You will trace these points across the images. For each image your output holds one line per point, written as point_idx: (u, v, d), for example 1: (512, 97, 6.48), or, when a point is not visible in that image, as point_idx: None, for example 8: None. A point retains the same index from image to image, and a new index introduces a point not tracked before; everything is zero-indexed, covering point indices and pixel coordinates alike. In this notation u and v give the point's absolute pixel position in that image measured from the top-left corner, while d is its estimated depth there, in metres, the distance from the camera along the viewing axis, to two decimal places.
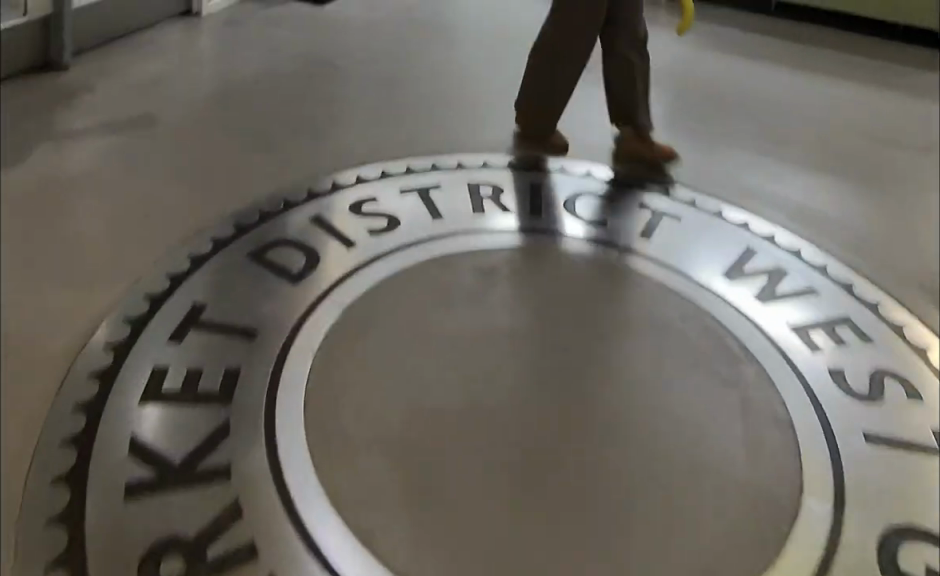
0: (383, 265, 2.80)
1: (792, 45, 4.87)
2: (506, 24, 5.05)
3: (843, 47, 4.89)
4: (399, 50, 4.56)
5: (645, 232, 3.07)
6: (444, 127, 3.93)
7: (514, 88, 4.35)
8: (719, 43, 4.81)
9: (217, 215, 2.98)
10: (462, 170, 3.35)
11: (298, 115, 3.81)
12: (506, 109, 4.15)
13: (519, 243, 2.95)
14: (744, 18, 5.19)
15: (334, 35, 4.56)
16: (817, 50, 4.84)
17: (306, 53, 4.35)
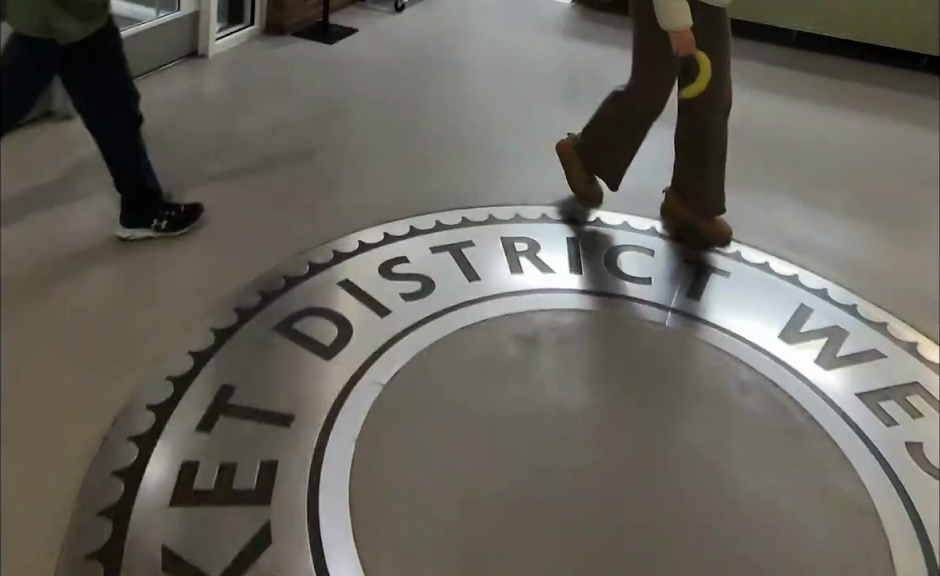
0: (422, 334, 2.63)
1: (810, 81, 4.78)
2: (518, 62, 4.91)
3: (861, 81, 4.80)
4: (412, 90, 4.40)
5: (692, 290, 2.92)
6: (467, 167, 3.75)
7: (534, 130, 4.20)
8: (735, 82, 4.72)
9: (240, 280, 2.80)
10: (493, 224, 3.19)
11: (315, 162, 3.63)
12: (528, 151, 3.99)
13: (562, 306, 2.79)
14: (758, 53, 5.09)
15: (344, 76, 4.40)
16: (836, 85, 4.75)
17: (317, 97, 4.17)
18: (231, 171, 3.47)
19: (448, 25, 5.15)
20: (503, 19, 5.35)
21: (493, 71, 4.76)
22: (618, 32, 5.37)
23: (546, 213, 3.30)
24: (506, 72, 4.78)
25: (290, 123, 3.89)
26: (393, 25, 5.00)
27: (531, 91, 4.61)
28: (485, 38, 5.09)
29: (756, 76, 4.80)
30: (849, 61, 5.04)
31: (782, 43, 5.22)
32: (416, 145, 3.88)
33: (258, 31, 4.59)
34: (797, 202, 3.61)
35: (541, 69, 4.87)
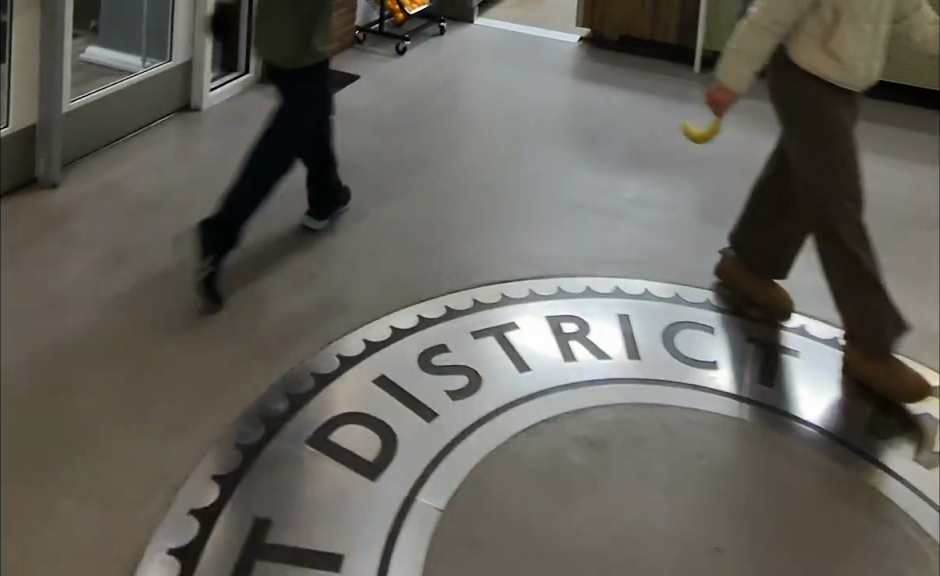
0: (477, 440, 2.32)
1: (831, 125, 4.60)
2: (528, 108, 4.63)
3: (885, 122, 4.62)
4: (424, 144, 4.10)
5: (765, 374, 2.65)
6: (494, 228, 3.46)
7: (558, 183, 3.92)
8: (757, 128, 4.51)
9: (263, 382, 2.46)
10: (535, 301, 2.91)
11: (331, 225, 3.29)
12: (554, 208, 3.70)
13: (627, 400, 2.50)
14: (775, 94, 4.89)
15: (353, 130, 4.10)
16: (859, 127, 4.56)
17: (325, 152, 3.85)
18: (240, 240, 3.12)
19: (452, 69, 4.87)
20: (507, 61, 5.08)
21: (504, 120, 4.48)
22: (628, 73, 5.13)
23: (589, 286, 3.03)
24: (519, 119, 4.50)
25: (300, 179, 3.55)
26: (394, 71, 4.69)
27: (547, 141, 4.33)
28: (492, 83, 4.81)
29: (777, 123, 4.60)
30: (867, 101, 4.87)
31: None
32: (438, 206, 3.58)
33: (253, 78, 4.19)
34: None
35: (553, 116, 4.60)
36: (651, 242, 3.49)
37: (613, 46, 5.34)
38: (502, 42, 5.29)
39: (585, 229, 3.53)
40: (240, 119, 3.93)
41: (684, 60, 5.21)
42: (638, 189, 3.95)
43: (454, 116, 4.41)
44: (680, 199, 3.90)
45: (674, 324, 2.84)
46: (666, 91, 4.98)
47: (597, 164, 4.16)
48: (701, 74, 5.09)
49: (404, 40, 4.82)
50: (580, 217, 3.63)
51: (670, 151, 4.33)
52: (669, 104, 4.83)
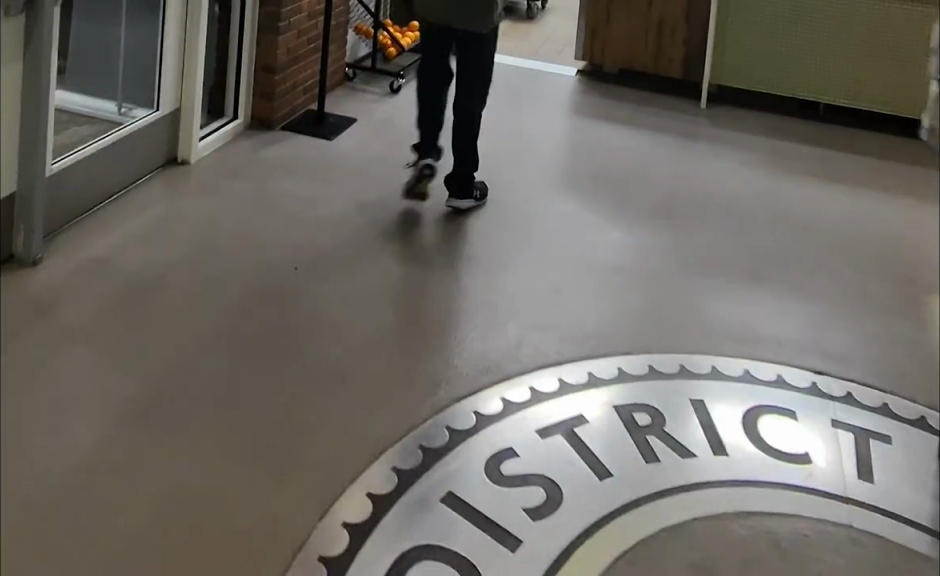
0: (580, 567, 2.04)
1: (839, 174, 4.54)
2: (537, 157, 4.40)
3: (890, 172, 4.60)
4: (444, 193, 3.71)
5: (862, 470, 2.51)
6: (535, 288, 3.17)
7: (588, 236, 3.68)
8: (774, 181, 4.40)
9: (316, 510, 2.12)
10: (598, 388, 2.62)
11: (358, 295, 2.96)
12: (593, 265, 3.45)
13: (723, 511, 2.26)
14: (778, 142, 4.81)
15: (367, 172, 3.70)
16: (866, 177, 4.52)
17: (338, 201, 3.48)
18: (258, 321, 2.76)
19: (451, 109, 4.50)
20: (504, 108, 4.83)
21: (517, 171, 4.23)
22: (628, 114, 4.93)
23: (651, 364, 2.78)
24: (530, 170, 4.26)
25: (312, 244, 3.20)
26: (391, 113, 4.24)
27: (567, 192, 4.09)
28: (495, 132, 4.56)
29: (786, 173, 4.51)
30: (866, 148, 4.83)
31: (794, 129, 4.98)
32: (474, 262, 3.26)
33: (243, 125, 3.78)
34: (903, 340, 3.26)
35: (565, 164, 4.36)
36: (702, 308, 3.28)
37: (607, 87, 5.15)
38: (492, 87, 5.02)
39: (632, 293, 3.29)
40: (234, 170, 3.54)
41: (680, 104, 5.06)
42: (670, 245, 3.75)
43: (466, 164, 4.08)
44: (715, 256, 3.73)
45: (754, 406, 2.66)
46: (671, 131, 4.81)
47: (622, 215, 3.95)
48: (701, 119, 4.95)
49: (399, 78, 4.40)
50: (621, 279, 3.38)
51: (691, 201, 4.16)
52: (682, 148, 4.63)
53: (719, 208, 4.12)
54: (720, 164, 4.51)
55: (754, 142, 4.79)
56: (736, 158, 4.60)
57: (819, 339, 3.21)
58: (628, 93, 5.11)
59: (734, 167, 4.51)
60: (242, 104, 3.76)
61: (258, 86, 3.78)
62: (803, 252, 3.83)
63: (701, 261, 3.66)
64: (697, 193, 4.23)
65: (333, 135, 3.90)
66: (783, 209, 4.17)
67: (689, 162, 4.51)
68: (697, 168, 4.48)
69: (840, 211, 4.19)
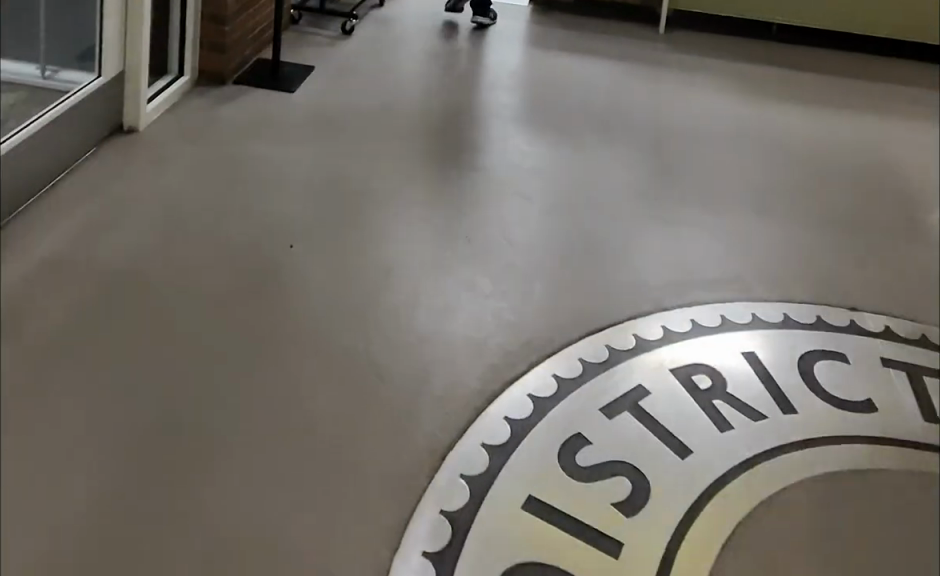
0: (690, 561, 1.89)
1: (805, 99, 4.48)
2: (506, 88, 4.09)
3: (851, 97, 4.57)
4: (428, 142, 3.40)
5: (927, 410, 2.42)
6: (549, 240, 2.95)
7: (584, 174, 3.46)
8: (744, 108, 4.30)
9: (384, 539, 1.86)
10: (648, 351, 2.44)
11: (365, 266, 2.65)
12: (599, 207, 3.24)
13: (812, 476, 2.13)
14: (738, 71, 4.71)
15: (339, 125, 3.36)
16: (831, 103, 4.48)
17: (315, 159, 3.14)
18: (265, 307, 2.44)
19: (409, 51, 4.15)
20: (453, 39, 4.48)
21: (492, 103, 3.90)
22: (588, 46, 4.69)
23: (694, 318, 2.61)
24: (505, 102, 3.95)
25: (300, 211, 2.87)
26: (349, 58, 3.89)
27: (549, 126, 3.81)
28: (455, 62, 4.21)
29: (756, 99, 4.41)
30: (822, 75, 4.81)
31: (750, 58, 4.91)
32: (480, 217, 3.00)
33: (191, 82, 3.33)
34: (913, 262, 3.20)
35: (538, 96, 4.08)
36: (719, 249, 3.11)
37: (559, 23, 4.92)
38: (432, 19, 4.66)
39: (645, 237, 3.09)
40: (194, 132, 3.13)
41: (635, 38, 4.89)
42: (666, 180, 3.56)
43: (443, 105, 3.74)
44: (714, 186, 3.58)
45: (806, 353, 2.55)
46: (635, 61, 4.61)
47: (609, 150, 3.72)
48: (659, 51, 4.79)
49: (352, 18, 4.08)
50: (631, 222, 3.19)
51: (674, 130, 3.98)
52: (649, 77, 4.45)
53: (702, 137, 3.97)
54: (689, 93, 4.37)
55: (716, 70, 4.68)
56: (704, 87, 4.47)
57: (840, 268, 3.10)
58: (581, 27, 4.91)
59: (703, 95, 4.37)
60: (189, 59, 3.31)
61: (206, 38, 3.35)
62: (796, 176, 3.73)
63: (702, 195, 3.50)
64: (677, 122, 4.06)
65: (293, 87, 3.52)
66: (764, 135, 4.07)
67: (661, 91, 4.33)
68: (668, 95, 4.31)
69: (819, 136, 4.11)
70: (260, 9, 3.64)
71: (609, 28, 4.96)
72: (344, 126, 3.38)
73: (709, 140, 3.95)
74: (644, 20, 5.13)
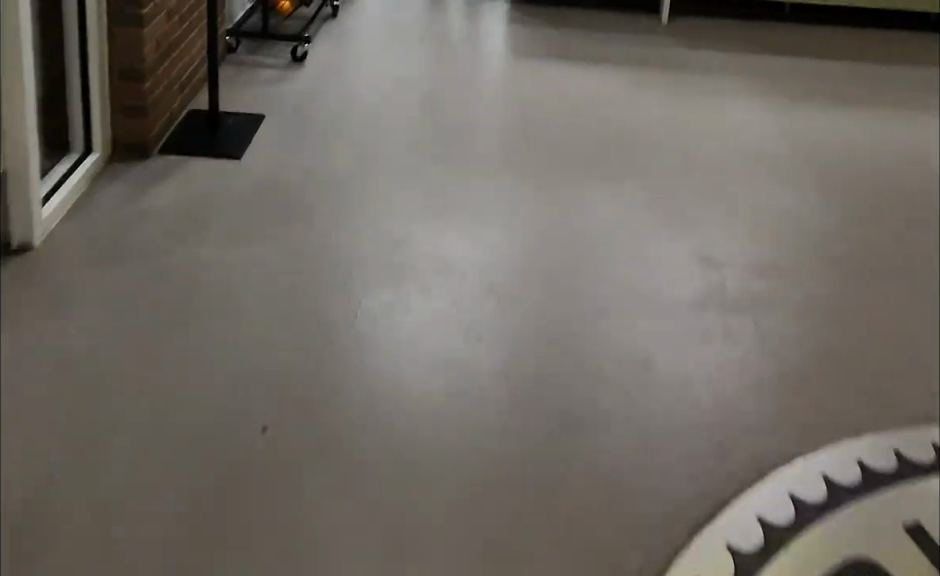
0: None
1: (850, 96, 3.78)
2: (498, 112, 3.31)
3: (899, 91, 3.89)
4: (421, 211, 2.63)
5: None
6: (606, 346, 2.20)
7: (622, 225, 2.70)
8: (785, 113, 3.57)
9: None
10: (786, 552, 1.70)
11: (371, 424, 1.88)
12: (653, 273, 2.49)
13: None
14: (764, 65, 3.99)
15: (302, 199, 2.59)
16: (881, 99, 3.79)
17: (277, 252, 2.36)
18: (232, 525, 1.65)
19: (374, 79, 3.37)
20: (424, 53, 3.68)
21: (487, 137, 3.13)
22: (586, 50, 3.93)
23: (828, 473, 1.88)
24: (503, 131, 3.17)
25: (270, 337, 2.09)
26: (306, 100, 3.10)
27: (564, 159, 3.05)
28: (431, 86, 3.42)
29: (796, 100, 3.70)
30: (859, 64, 4.12)
31: (770, 47, 4.20)
32: (506, 316, 2.25)
33: (103, 159, 2.52)
34: None
35: (542, 118, 3.31)
36: (819, 313, 2.38)
37: (546, 22, 4.15)
38: (394, 29, 3.86)
39: (724, 314, 2.35)
40: (114, 230, 2.32)
41: (636, 34, 4.15)
42: (727, 214, 2.81)
43: (426, 151, 2.97)
44: (786, 216, 2.84)
45: None
46: (645, 66, 3.86)
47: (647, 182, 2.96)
48: (669, 48, 4.05)
49: (304, 43, 3.29)
50: (699, 288, 2.44)
51: (713, 149, 3.23)
52: (666, 84, 3.71)
53: (750, 153, 3.24)
54: (716, 98, 3.63)
55: (740, 66, 3.95)
56: (732, 89, 3.73)
57: None
58: (573, 25, 4.15)
59: (734, 98, 3.65)
60: (97, 129, 2.49)
61: (118, 97, 2.53)
62: (876, 199, 3.00)
63: (773, 231, 2.76)
64: (714, 138, 3.31)
65: (239, 150, 2.72)
66: (821, 145, 3.35)
67: (684, 100, 3.59)
68: (695, 104, 3.56)
69: (882, 141, 3.41)
70: (186, 47, 2.82)
71: (604, 22, 4.21)
72: (308, 197, 2.60)
73: (759, 158, 3.21)
74: (641, 9, 4.38)
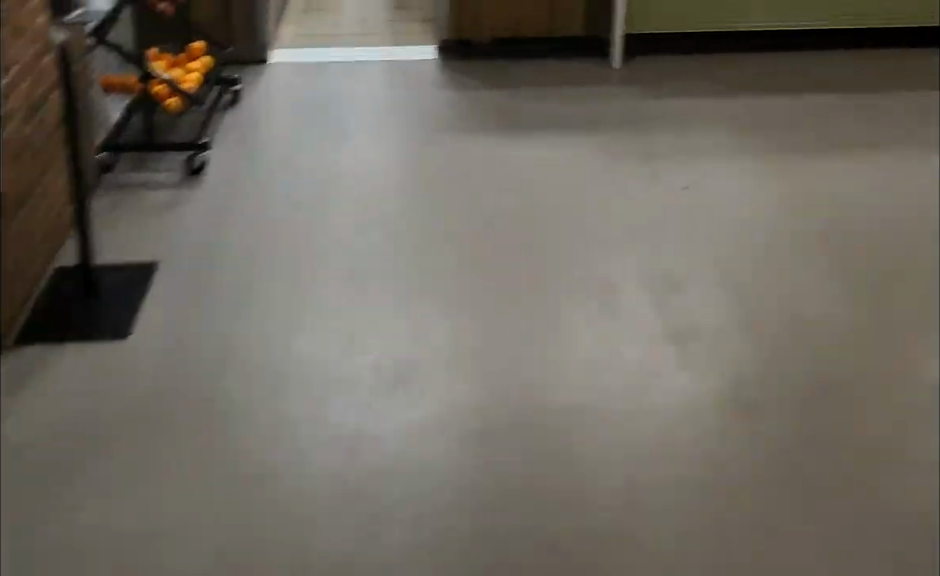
0: None
1: (835, 131, 3.29)
2: (443, 200, 2.78)
3: (907, 113, 3.41)
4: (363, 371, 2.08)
5: None
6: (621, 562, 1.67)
7: (612, 354, 2.18)
8: (772, 162, 3.07)
9: None
10: None
11: None
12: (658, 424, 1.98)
13: None
14: (747, 102, 3.50)
15: (214, 376, 2.07)
16: (869, 129, 3.30)
17: (189, 462, 1.85)
18: None
19: (289, 183, 2.80)
20: (349, 131, 3.15)
21: (433, 238, 2.59)
22: (541, 109, 3.40)
23: None
24: (456, 227, 2.66)
25: None
26: (205, 227, 2.53)
27: (535, 256, 2.53)
28: (363, 170, 2.88)
29: (778, 142, 3.21)
30: (831, 91, 3.64)
31: (733, 81, 3.71)
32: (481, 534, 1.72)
33: None
34: None
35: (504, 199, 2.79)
36: (903, 456, 1.89)
37: (494, 79, 3.59)
38: (311, 103, 3.30)
39: (772, 468, 1.87)
40: None
41: (589, 81, 3.63)
42: (734, 317, 2.31)
43: (363, 270, 2.46)
44: (804, 307, 2.34)
45: None
46: (604, 120, 3.32)
47: (646, 283, 2.45)
48: (636, 97, 3.53)
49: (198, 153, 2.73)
50: (721, 433, 1.95)
51: (703, 224, 2.71)
52: (632, 142, 3.19)
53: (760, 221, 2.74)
54: (693, 153, 3.12)
55: (720, 108, 3.46)
56: (705, 139, 3.23)
57: None
58: (524, 79, 3.60)
59: (727, 152, 3.13)
60: None
61: None
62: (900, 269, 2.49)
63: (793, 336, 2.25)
64: (699, 209, 2.80)
65: (123, 326, 2.19)
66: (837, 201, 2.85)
67: (656, 159, 3.06)
68: (668, 164, 3.04)
69: (912, 184, 2.91)
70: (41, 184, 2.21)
71: (558, 73, 3.67)
72: (223, 368, 2.08)
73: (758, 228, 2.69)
74: (586, 47, 3.85)
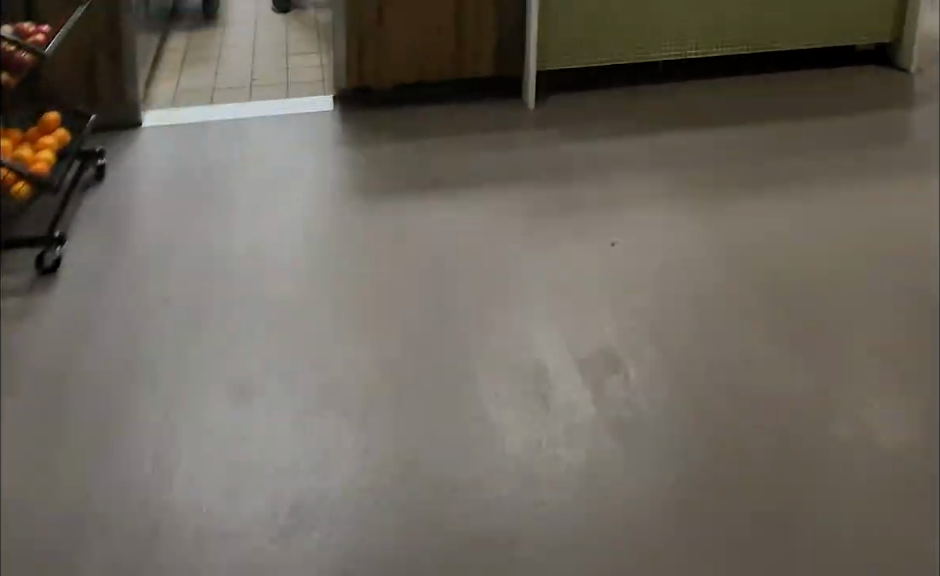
0: None
1: (746, 184, 3.13)
2: (329, 300, 2.53)
3: (827, 152, 3.34)
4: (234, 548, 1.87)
5: None
6: None
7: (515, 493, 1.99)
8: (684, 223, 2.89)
9: None
10: None
11: None
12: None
13: None
14: (667, 141, 3.35)
15: (74, 544, 1.85)
16: (780, 181, 3.16)
17: None
18: None
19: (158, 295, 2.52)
20: (228, 215, 2.86)
21: (320, 353, 2.36)
22: (438, 165, 3.13)
23: None
24: (354, 312, 2.48)
25: None
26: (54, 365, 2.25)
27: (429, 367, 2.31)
28: (240, 271, 2.62)
29: (690, 198, 3.03)
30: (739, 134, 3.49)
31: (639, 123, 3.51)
32: None
33: None
34: None
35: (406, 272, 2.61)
36: None
37: (402, 125, 3.34)
38: (184, 184, 3.00)
39: None
40: None
41: (490, 127, 3.35)
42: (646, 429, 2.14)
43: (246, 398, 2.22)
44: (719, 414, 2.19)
45: None
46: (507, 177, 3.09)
47: (550, 387, 2.25)
48: (554, 139, 3.32)
49: None
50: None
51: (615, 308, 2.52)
52: (538, 203, 2.96)
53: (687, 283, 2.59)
54: (601, 215, 2.91)
55: (641, 148, 3.29)
56: (615, 197, 3.02)
57: None
58: (423, 131, 3.33)
59: (635, 212, 2.93)
60: None
61: None
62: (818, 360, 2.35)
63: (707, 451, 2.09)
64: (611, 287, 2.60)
65: None
66: (764, 254, 2.75)
67: (565, 226, 2.85)
68: (577, 231, 2.83)
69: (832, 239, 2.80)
70: None
71: (464, 118, 3.40)
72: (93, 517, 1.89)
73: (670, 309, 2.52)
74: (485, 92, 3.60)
